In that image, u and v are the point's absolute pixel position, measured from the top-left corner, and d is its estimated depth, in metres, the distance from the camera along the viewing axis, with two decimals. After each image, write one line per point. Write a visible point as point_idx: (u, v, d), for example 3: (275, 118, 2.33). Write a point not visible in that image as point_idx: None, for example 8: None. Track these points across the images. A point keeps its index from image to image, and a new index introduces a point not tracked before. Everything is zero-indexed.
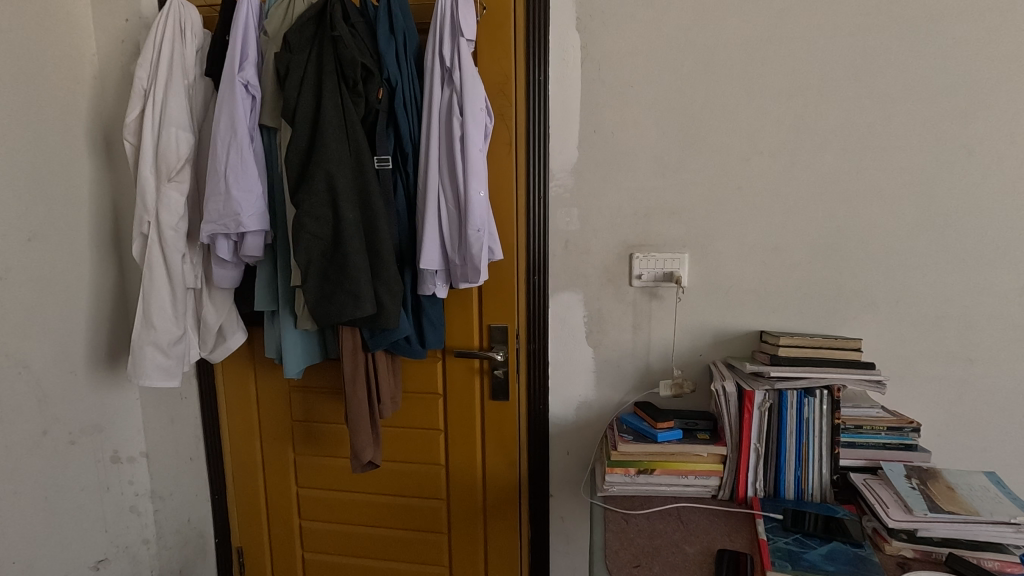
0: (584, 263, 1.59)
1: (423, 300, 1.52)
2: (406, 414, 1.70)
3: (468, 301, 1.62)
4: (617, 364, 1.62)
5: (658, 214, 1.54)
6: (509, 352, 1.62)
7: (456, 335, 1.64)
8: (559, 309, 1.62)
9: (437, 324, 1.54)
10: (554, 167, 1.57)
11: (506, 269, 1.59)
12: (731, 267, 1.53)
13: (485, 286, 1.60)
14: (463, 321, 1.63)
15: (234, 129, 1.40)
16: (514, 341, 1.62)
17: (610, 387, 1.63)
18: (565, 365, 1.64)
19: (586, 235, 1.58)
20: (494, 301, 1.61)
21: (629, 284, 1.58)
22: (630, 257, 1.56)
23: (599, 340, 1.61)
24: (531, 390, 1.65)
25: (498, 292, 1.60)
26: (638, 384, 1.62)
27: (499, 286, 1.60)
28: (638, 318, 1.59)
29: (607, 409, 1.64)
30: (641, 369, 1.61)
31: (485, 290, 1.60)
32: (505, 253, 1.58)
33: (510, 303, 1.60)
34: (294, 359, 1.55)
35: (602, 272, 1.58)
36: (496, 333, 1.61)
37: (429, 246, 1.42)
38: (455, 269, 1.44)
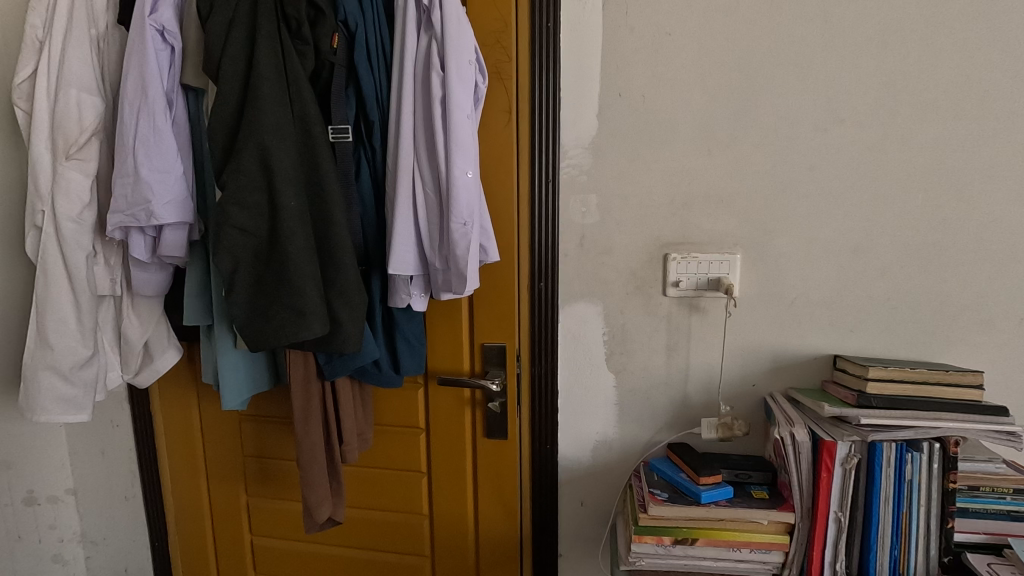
0: (604, 266, 1.24)
1: (397, 313, 1.18)
2: (380, 452, 1.37)
3: (457, 314, 1.27)
4: (646, 395, 1.27)
5: (702, 203, 1.19)
6: (508, 379, 1.28)
7: (441, 356, 1.30)
8: (572, 325, 1.27)
9: (414, 344, 1.21)
10: (567, 142, 1.21)
11: (505, 274, 1.24)
12: (797, 272, 1.17)
13: (477, 294, 1.26)
14: (449, 339, 1.29)
15: (144, 89, 1.06)
16: (514, 364, 1.28)
17: (636, 423, 1.29)
18: (580, 396, 1.30)
19: (607, 230, 1.23)
20: (488, 314, 1.26)
21: (663, 293, 1.22)
22: (664, 259, 1.21)
23: (624, 364, 1.27)
24: (535, 425, 1.31)
25: (494, 303, 1.26)
26: (673, 420, 1.27)
27: (495, 293, 1.25)
28: (673, 337, 1.24)
29: (632, 450, 1.30)
30: (677, 402, 1.26)
31: (476, 300, 1.26)
32: (502, 251, 1.24)
33: (509, 316, 1.26)
34: (235, 388, 1.22)
35: (628, 278, 1.23)
36: (491, 354, 1.28)
37: (399, 245, 1.08)
38: (436, 275, 1.10)
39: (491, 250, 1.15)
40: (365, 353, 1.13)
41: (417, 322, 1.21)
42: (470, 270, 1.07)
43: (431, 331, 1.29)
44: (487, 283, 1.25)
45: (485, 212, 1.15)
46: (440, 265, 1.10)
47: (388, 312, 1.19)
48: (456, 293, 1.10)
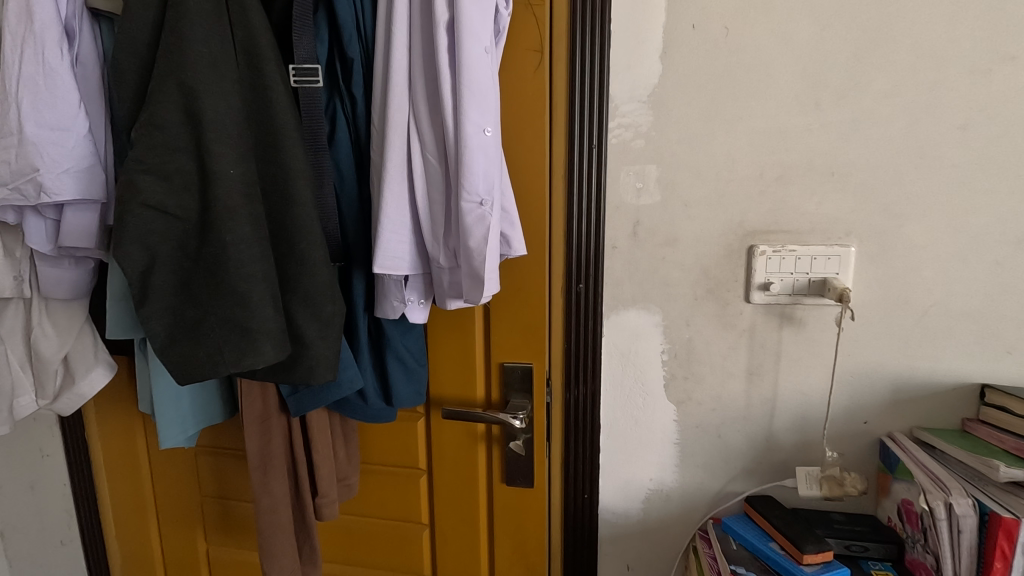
0: (666, 263, 0.93)
1: (388, 326, 0.88)
2: (371, 499, 1.07)
3: (470, 326, 0.97)
4: (718, 433, 0.96)
5: (804, 178, 0.87)
6: (535, 411, 0.98)
7: (448, 379, 1.00)
8: (621, 340, 0.96)
9: (410, 367, 0.91)
10: (617, 94, 0.89)
11: (532, 273, 0.93)
12: (935, 273, 0.85)
13: (493, 298, 0.95)
14: (457, 358, 0.99)
15: (28, 10, 0.75)
16: (544, 393, 0.97)
17: (702, 468, 0.98)
18: (629, 432, 0.99)
19: (671, 214, 0.91)
20: (508, 325, 0.96)
21: (745, 300, 0.91)
22: (749, 254, 0.90)
23: (688, 393, 0.96)
24: (569, 469, 1.01)
25: (517, 311, 0.95)
26: (753, 466, 0.96)
27: (519, 299, 0.94)
28: (755, 357, 0.93)
29: (696, 502, 0.99)
30: (759, 442, 0.95)
31: (494, 306, 0.95)
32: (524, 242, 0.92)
33: (537, 329, 0.95)
34: (177, 421, 0.93)
35: (697, 278, 0.92)
36: (513, 377, 0.97)
37: (388, 235, 0.78)
38: (441, 274, 0.80)
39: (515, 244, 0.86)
40: (341, 381, 0.83)
41: (415, 338, 0.91)
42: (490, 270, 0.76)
43: (433, 347, 0.99)
44: (507, 284, 0.94)
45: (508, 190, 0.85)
46: (446, 263, 0.79)
47: (372, 323, 0.88)
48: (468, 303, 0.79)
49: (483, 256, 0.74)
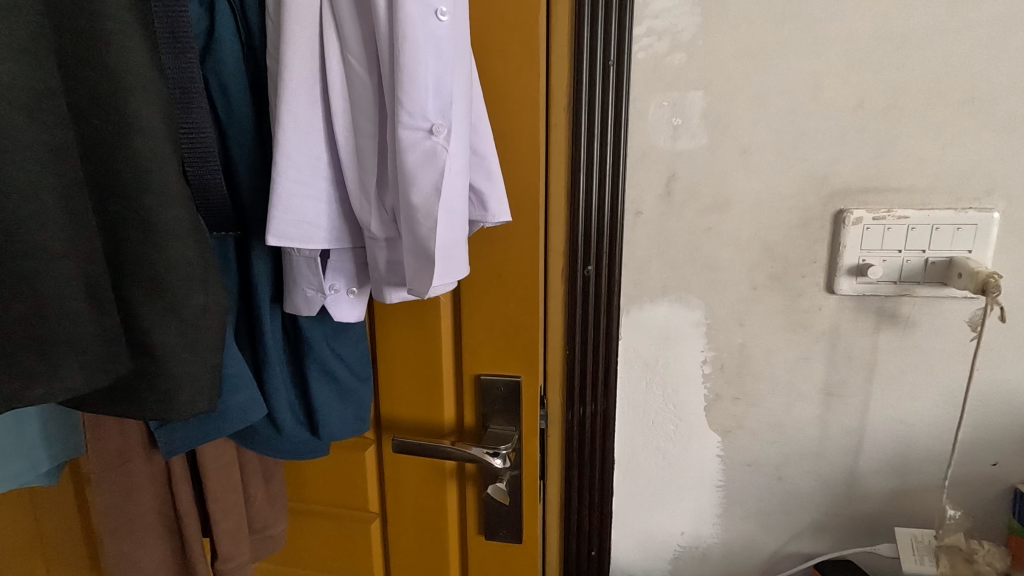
0: (712, 237, 0.64)
1: (308, 325, 0.59)
2: (308, 550, 0.81)
3: (433, 324, 0.69)
4: (778, 474, 0.69)
5: (925, 111, 0.58)
6: (525, 441, 0.71)
7: (405, 394, 0.72)
8: (646, 345, 0.69)
9: (344, 385, 0.63)
10: None
11: (518, 251, 0.65)
12: None
13: (463, 286, 0.67)
14: (417, 368, 0.71)
15: None
16: (536, 418, 0.70)
17: (754, 521, 0.71)
18: (654, 471, 0.72)
19: (722, 165, 0.63)
20: (484, 323, 0.68)
21: (825, 290, 0.64)
22: (836, 225, 0.62)
23: (738, 419, 0.69)
24: (571, 518, 0.74)
25: (498, 305, 0.67)
26: (826, 520, 0.69)
27: (501, 287, 0.67)
28: (837, 371, 0.65)
29: (743, 565, 0.73)
30: (836, 488, 0.68)
31: (467, 297, 0.67)
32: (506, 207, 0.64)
33: (526, 330, 0.67)
34: (24, 453, 0.62)
35: (758, 258, 0.64)
36: (493, 395, 0.70)
37: (290, 187, 0.50)
38: (374, 247, 0.52)
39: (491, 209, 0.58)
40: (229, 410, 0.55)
41: (354, 343, 0.64)
42: (443, 244, 0.48)
43: (383, 351, 0.71)
44: (484, 265, 0.66)
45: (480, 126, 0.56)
46: (380, 233, 0.51)
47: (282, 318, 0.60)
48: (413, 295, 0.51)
49: (432, 221, 0.46)
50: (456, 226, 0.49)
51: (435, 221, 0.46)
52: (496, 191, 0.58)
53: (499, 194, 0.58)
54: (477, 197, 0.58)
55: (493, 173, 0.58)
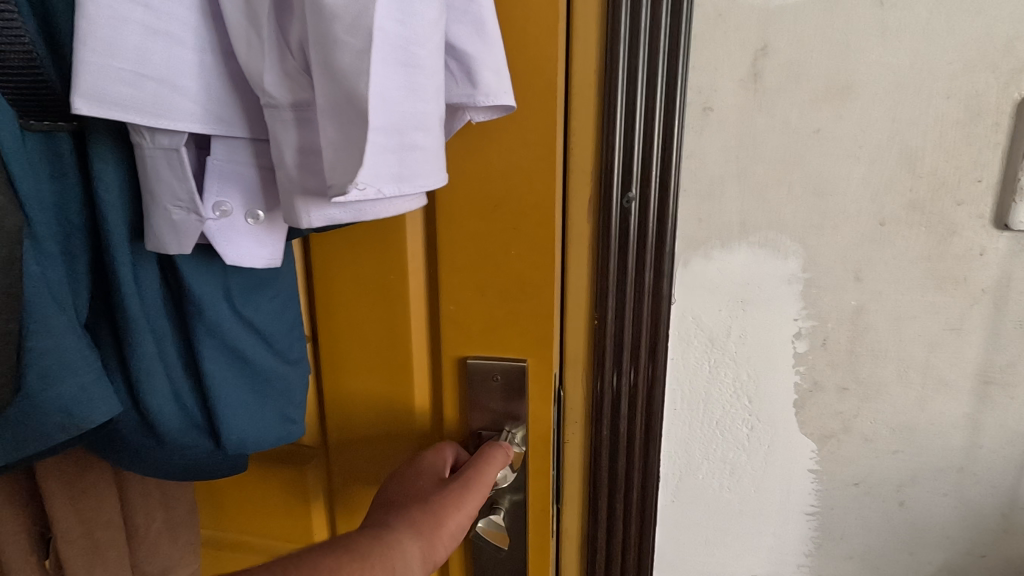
0: (820, 144, 0.42)
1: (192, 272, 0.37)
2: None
3: (400, 284, 0.48)
4: (898, 499, 0.48)
5: None
6: (533, 452, 0.50)
7: (364, 384, 0.51)
8: (712, 314, 0.47)
9: (262, 373, 0.41)
10: None
11: (524, 169, 0.44)
12: None
13: (444, 224, 0.46)
14: (380, 345, 0.50)
15: None
16: (549, 418, 0.49)
17: (857, 562, 0.50)
18: (717, 492, 0.51)
19: (844, 30, 0.40)
20: (472, 279, 0.47)
21: (992, 226, 0.42)
22: (1021, 122, 0.40)
23: (844, 419, 0.47)
24: (598, 555, 0.53)
25: (492, 251, 0.46)
26: (964, 562, 0.49)
27: (497, 224, 0.45)
28: (1000, 349, 0.44)
29: None
30: (984, 518, 0.47)
31: (450, 240, 0.47)
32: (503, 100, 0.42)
33: (536, 290, 0.46)
34: None
35: (891, 176, 0.42)
36: (488, 384, 0.49)
37: (116, 8, 0.28)
38: (275, 118, 0.29)
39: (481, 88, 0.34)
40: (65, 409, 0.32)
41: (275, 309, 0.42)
42: (392, 96, 0.26)
43: (330, 320, 0.50)
44: (471, 192, 0.45)
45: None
46: (284, 99, 0.29)
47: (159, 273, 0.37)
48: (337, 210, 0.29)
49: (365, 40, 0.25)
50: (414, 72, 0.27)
51: (369, 39, 0.25)
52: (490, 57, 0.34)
53: (497, 62, 0.34)
54: (460, 66, 0.34)
55: (487, 24, 0.34)
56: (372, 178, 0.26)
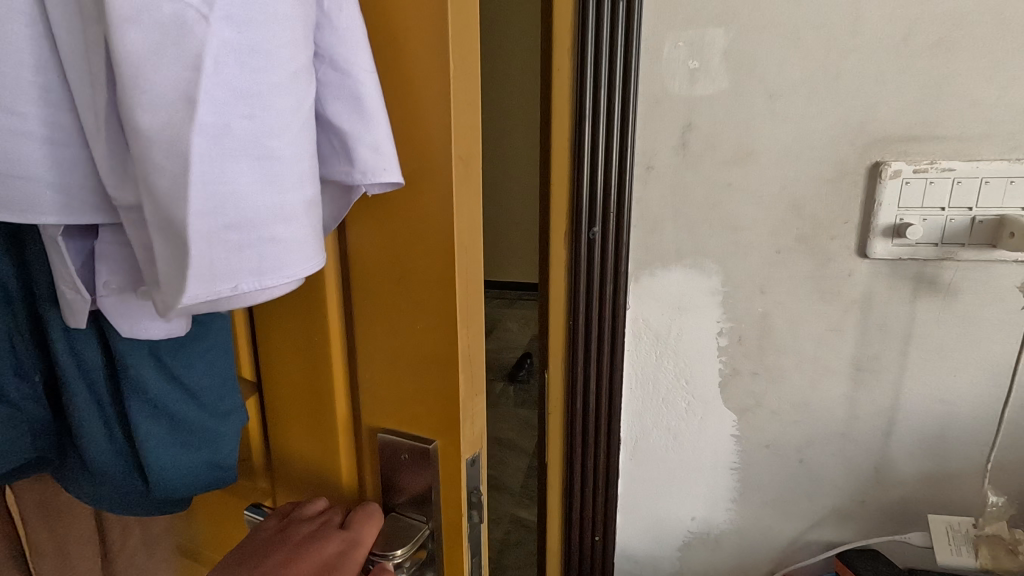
0: (732, 194, 0.58)
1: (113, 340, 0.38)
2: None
3: (320, 342, 0.46)
4: (799, 458, 0.64)
5: (983, 46, 0.51)
6: (444, 548, 0.46)
7: (290, 450, 0.50)
8: (657, 317, 0.63)
9: (186, 423, 0.41)
10: None
11: (429, 242, 0.40)
12: None
13: (359, 284, 0.44)
14: (304, 402, 0.48)
15: None
16: (461, 510, 0.45)
17: (772, 507, 0.66)
18: (664, 452, 0.67)
19: (747, 114, 0.56)
20: (382, 355, 0.44)
21: (858, 254, 0.57)
22: (874, 181, 0.55)
23: (757, 397, 0.63)
24: (576, 503, 0.68)
25: (399, 326, 0.43)
26: (853, 508, 0.64)
27: (402, 299, 0.42)
28: (869, 345, 0.59)
29: (758, 553, 0.68)
30: (864, 473, 0.63)
31: (367, 302, 0.44)
32: (404, 173, 0.39)
33: (443, 374, 0.42)
34: None
35: (783, 217, 0.58)
36: (403, 460, 0.45)
37: None
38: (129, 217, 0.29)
39: (301, 172, 0.29)
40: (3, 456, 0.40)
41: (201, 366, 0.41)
42: (247, 202, 0.27)
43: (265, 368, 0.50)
44: (379, 262, 0.42)
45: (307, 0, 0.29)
46: (121, 201, 0.28)
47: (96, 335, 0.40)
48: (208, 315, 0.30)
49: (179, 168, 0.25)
50: (235, 178, 0.26)
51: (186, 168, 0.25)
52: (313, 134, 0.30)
53: (377, 139, 0.34)
54: (338, 139, 0.34)
55: (365, 97, 0.33)
56: (230, 278, 0.27)
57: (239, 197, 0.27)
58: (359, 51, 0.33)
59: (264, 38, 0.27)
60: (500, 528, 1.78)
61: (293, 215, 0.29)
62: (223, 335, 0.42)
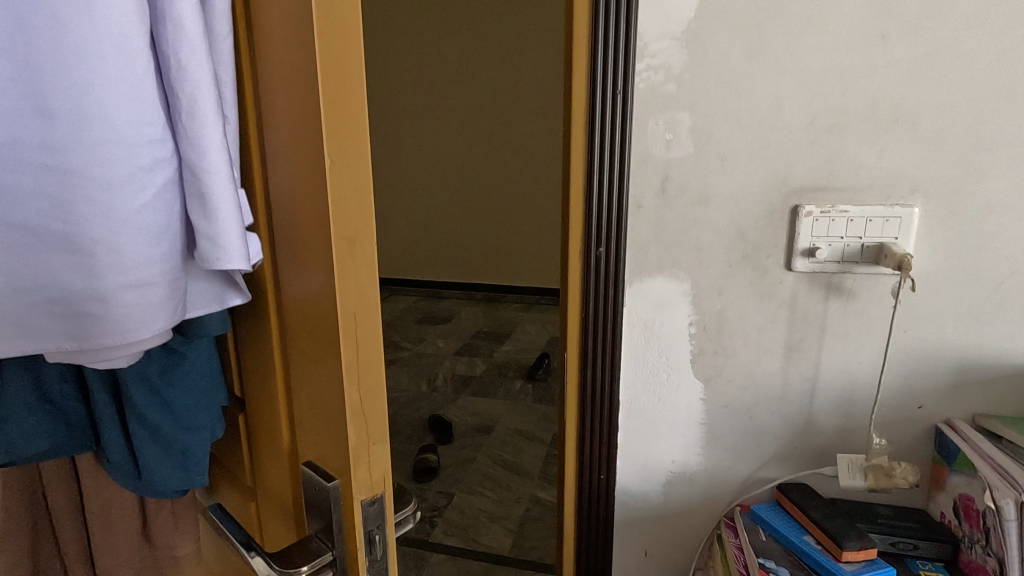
0: (696, 225, 0.83)
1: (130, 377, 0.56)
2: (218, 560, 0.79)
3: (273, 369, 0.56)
4: (748, 415, 0.88)
5: (864, 127, 0.75)
6: (347, 564, 0.53)
7: (263, 447, 0.63)
8: (644, 311, 0.88)
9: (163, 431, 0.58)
10: (646, 30, 0.78)
11: (321, 308, 0.47)
12: (1009, 237, 0.74)
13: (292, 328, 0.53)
14: (268, 413, 0.60)
15: None
16: (358, 540, 0.52)
17: (731, 452, 0.90)
18: (651, 410, 0.91)
19: (706, 170, 0.81)
20: (307, 393, 0.53)
21: (786, 267, 0.81)
22: (794, 217, 0.79)
23: (717, 369, 0.87)
24: (587, 450, 0.93)
25: (311, 370, 0.51)
26: (789, 452, 0.88)
27: (310, 349, 0.50)
28: (796, 331, 0.83)
29: (721, 487, 0.92)
30: (795, 426, 0.86)
31: (293, 344, 0.53)
32: (301, 244, 0.48)
33: (338, 420, 0.50)
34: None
35: (732, 241, 0.82)
36: (312, 487, 0.53)
37: None
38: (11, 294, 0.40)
39: (120, 265, 0.40)
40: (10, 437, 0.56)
41: (188, 386, 0.58)
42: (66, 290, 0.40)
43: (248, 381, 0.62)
44: (300, 312, 0.51)
45: (118, 132, 0.39)
46: None
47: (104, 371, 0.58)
48: (86, 362, 0.44)
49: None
50: (61, 268, 0.39)
51: None
52: (148, 233, 0.41)
53: (211, 230, 0.44)
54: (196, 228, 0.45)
55: (207, 197, 0.43)
56: (55, 339, 0.41)
57: (58, 282, 0.39)
58: (210, 157, 0.43)
59: (78, 164, 0.38)
60: (521, 505, 2.00)
61: (115, 296, 0.40)
62: (205, 365, 0.59)
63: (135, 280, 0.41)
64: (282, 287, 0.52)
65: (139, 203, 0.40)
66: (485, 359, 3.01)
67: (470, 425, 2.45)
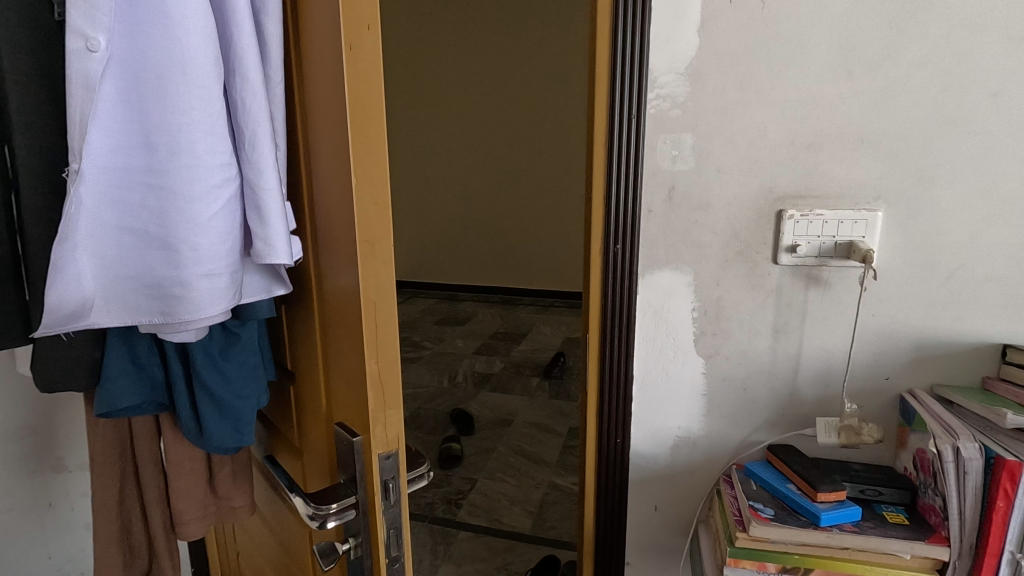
0: (698, 226, 0.99)
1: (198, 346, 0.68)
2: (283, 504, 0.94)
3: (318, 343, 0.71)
4: (742, 387, 1.04)
5: (836, 145, 0.92)
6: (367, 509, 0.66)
7: (311, 407, 0.78)
8: (654, 298, 1.04)
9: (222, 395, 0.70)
10: (656, 66, 0.95)
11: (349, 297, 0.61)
12: (956, 236, 0.90)
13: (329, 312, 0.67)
14: (314, 379, 0.75)
15: None
16: (377, 489, 0.65)
17: (728, 419, 1.06)
18: (660, 383, 1.08)
19: (706, 181, 0.97)
20: (342, 365, 0.67)
21: (773, 261, 0.98)
22: (780, 219, 0.95)
23: (715, 347, 1.04)
24: (606, 417, 1.10)
25: (343, 346, 0.65)
26: (777, 418, 1.04)
27: (343, 329, 0.64)
28: (782, 315, 0.99)
29: (720, 450, 1.08)
30: (782, 396, 1.02)
31: (331, 324, 0.67)
32: (336, 248, 0.62)
33: (360, 387, 0.63)
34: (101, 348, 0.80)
35: (728, 239, 0.99)
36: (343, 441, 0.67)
37: None
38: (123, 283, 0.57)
39: (196, 259, 0.56)
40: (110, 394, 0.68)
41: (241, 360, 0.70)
42: (161, 278, 0.56)
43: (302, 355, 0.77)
44: (336, 299, 0.65)
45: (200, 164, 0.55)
46: (99, 273, 0.56)
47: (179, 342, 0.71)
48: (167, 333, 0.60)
49: (107, 257, 0.56)
50: (155, 262, 0.56)
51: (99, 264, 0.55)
52: (216, 236, 0.57)
53: (265, 232, 0.59)
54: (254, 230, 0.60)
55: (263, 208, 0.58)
56: (149, 313, 0.57)
57: (154, 272, 0.56)
58: (265, 178, 0.58)
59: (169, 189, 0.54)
60: (540, 490, 2.16)
61: (193, 283, 0.56)
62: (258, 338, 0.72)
63: (208, 271, 0.57)
64: (323, 278, 0.67)
65: (213, 213, 0.56)
66: (504, 358, 3.18)
67: (491, 418, 2.62)
